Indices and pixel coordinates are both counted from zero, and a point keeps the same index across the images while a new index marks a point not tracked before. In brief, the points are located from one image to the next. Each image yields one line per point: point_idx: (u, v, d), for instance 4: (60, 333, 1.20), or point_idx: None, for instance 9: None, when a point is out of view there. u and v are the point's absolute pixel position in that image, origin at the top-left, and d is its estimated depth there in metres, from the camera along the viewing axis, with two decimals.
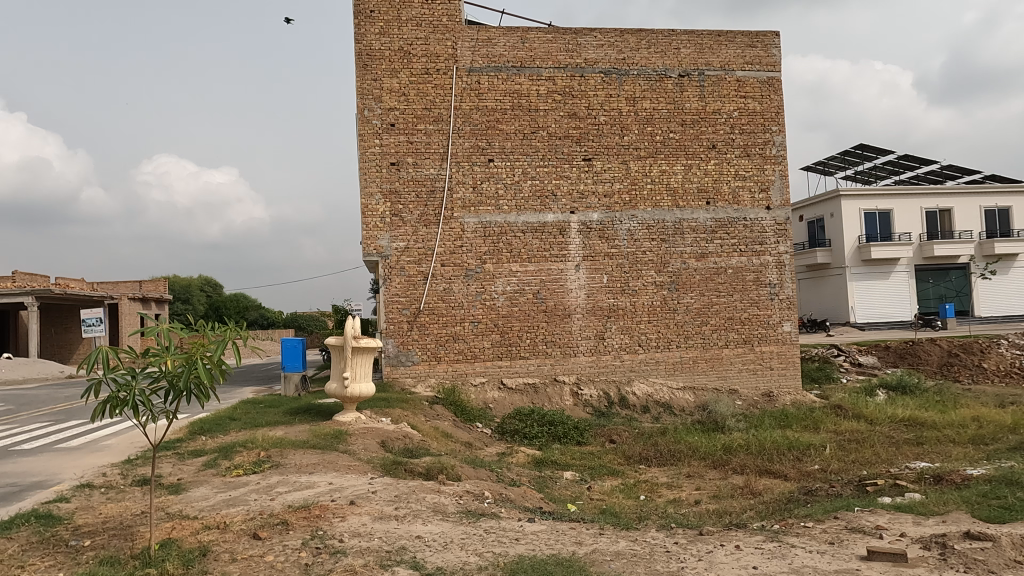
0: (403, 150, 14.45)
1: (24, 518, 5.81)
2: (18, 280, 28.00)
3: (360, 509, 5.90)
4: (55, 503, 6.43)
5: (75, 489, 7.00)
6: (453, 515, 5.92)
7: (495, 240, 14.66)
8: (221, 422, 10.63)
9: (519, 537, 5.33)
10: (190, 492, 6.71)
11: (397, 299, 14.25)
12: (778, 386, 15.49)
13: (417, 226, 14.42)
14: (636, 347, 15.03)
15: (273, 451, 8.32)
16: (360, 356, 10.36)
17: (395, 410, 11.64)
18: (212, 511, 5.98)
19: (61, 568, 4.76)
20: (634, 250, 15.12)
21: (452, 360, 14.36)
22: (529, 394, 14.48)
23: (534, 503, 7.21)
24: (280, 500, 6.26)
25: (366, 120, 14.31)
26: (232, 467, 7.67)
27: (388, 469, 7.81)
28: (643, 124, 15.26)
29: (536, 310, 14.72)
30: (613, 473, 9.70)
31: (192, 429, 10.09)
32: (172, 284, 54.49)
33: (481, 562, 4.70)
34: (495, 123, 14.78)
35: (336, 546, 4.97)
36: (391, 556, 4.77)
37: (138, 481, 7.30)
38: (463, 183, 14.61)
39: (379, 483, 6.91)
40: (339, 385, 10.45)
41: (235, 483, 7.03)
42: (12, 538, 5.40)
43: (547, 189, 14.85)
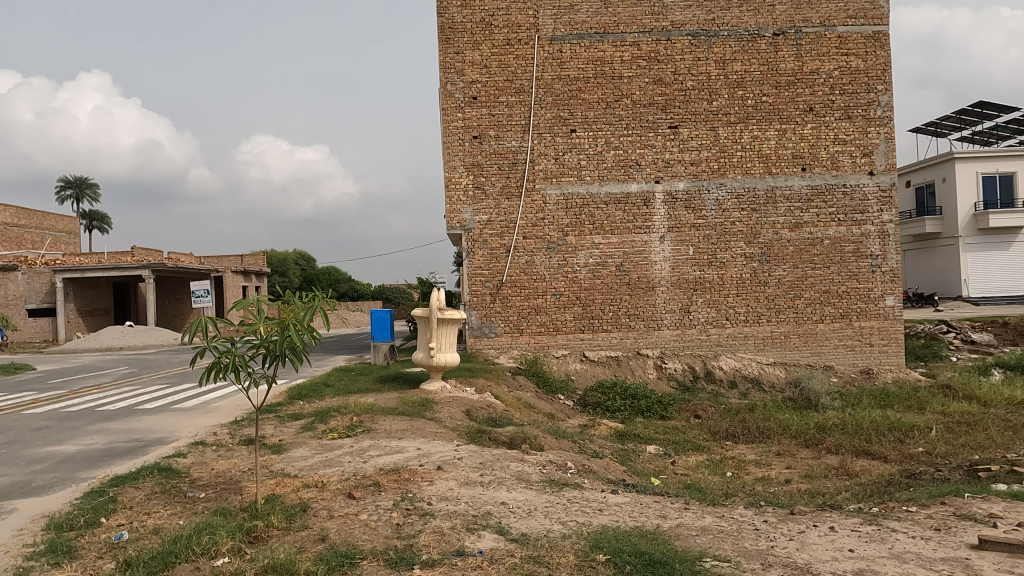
0: (485, 122, 14.49)
1: (148, 470, 6.40)
2: (137, 254, 30.51)
3: (447, 474, 6.10)
4: (175, 458, 7.04)
5: (190, 446, 7.62)
6: (537, 484, 6.01)
7: (577, 212, 14.51)
8: (317, 389, 11.23)
9: (603, 508, 5.36)
10: (290, 452, 7.15)
11: (480, 272, 14.42)
12: (878, 363, 14.60)
13: (499, 199, 14.50)
14: (724, 321, 14.58)
15: (365, 416, 8.72)
16: (445, 327, 10.62)
17: (479, 380, 11.92)
18: (310, 471, 6.37)
19: (181, 515, 5.23)
20: (723, 220, 14.57)
21: (534, 332, 14.46)
22: (612, 367, 14.36)
23: (618, 476, 7.21)
24: (372, 463, 6.57)
25: (449, 93, 14.41)
26: (328, 430, 8.11)
27: (473, 437, 8.01)
28: (733, 88, 14.55)
29: (619, 283, 14.52)
30: (698, 448, 9.52)
31: (291, 394, 10.72)
32: (269, 257, 57.62)
33: (565, 530, 4.76)
34: (578, 92, 14.53)
35: (425, 508, 5.18)
36: (477, 520, 4.92)
37: (244, 441, 7.85)
38: (545, 154, 14.52)
39: (464, 450, 7.11)
40: (425, 355, 10.76)
41: (330, 445, 7.43)
42: (139, 488, 5.98)
43: (630, 158, 14.51)
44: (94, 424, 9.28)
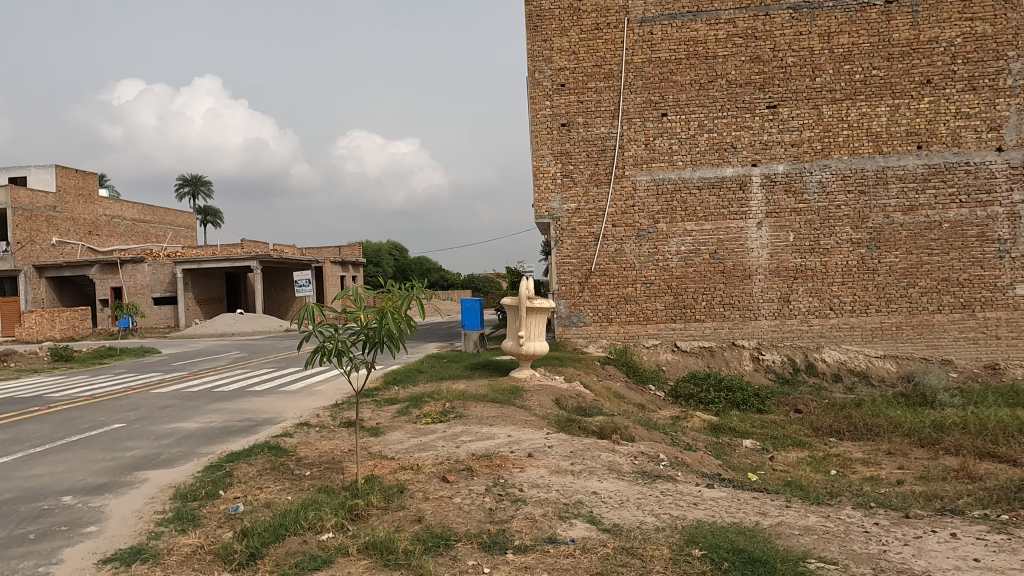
0: (573, 110, 14.36)
1: (260, 448, 6.86)
2: (246, 247, 32.62)
3: (538, 462, 6.14)
4: (283, 437, 7.50)
5: (296, 426, 8.09)
6: (629, 475, 5.94)
7: (669, 198, 14.13)
8: (411, 374, 11.60)
9: (698, 502, 5.21)
10: (387, 435, 7.44)
11: (569, 261, 14.37)
12: (1005, 358, 13.34)
13: (587, 187, 14.36)
14: (827, 311, 13.78)
15: (457, 402, 8.92)
16: (534, 316, 10.67)
17: (568, 369, 11.91)
18: (406, 454, 6.59)
19: (289, 491, 5.56)
20: (826, 204, 13.74)
21: (623, 322, 14.26)
22: (705, 358, 13.92)
23: (713, 470, 6.99)
24: (464, 448, 6.71)
25: (537, 82, 14.39)
26: (422, 415, 8.36)
27: (563, 426, 8.01)
28: (839, 62, 13.64)
29: (712, 271, 14.04)
30: (799, 444, 9.07)
31: (387, 379, 11.14)
32: (365, 248, 59.99)
33: (659, 523, 4.68)
34: (669, 74, 14.10)
35: (516, 494, 5.24)
36: (568, 508, 4.92)
37: (345, 423, 8.24)
38: (635, 140, 14.21)
39: (555, 439, 7.13)
40: (514, 344, 10.86)
41: (424, 430, 7.66)
42: (251, 464, 6.41)
43: (725, 142, 13.95)
44: (212, 404, 10.04)
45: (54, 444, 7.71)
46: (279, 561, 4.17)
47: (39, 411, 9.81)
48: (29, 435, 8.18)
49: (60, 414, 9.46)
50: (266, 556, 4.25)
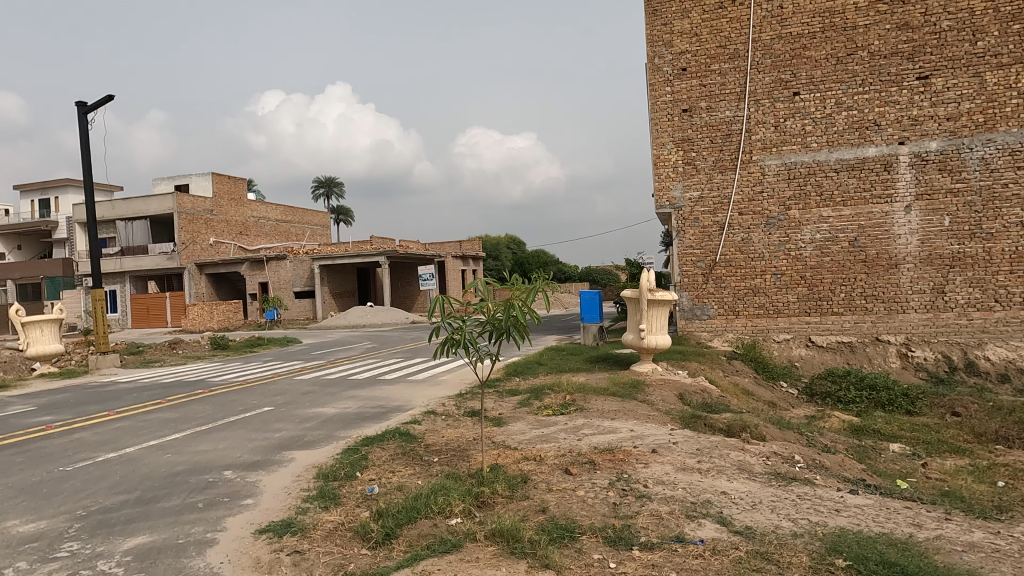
0: (696, 94, 13.83)
1: (391, 434, 7.24)
2: (375, 243, 34.50)
3: (662, 458, 5.99)
4: (412, 424, 7.87)
5: (423, 414, 8.45)
6: (761, 476, 5.64)
7: (802, 183, 13.23)
8: (531, 366, 11.74)
9: (840, 509, 4.85)
10: (510, 426, 7.58)
11: (692, 251, 13.88)
12: None
13: (711, 173, 13.77)
14: (991, 303, 12.30)
15: (577, 395, 8.91)
16: (655, 308, 10.42)
17: (692, 363, 11.52)
18: (529, 444, 6.68)
19: (420, 475, 5.82)
20: (990, 183, 12.24)
21: (751, 315, 13.57)
22: (844, 354, 12.92)
23: (855, 475, 6.48)
24: (587, 441, 6.69)
25: (656, 68, 14.02)
26: (543, 407, 8.43)
27: (688, 422, 7.77)
28: (1006, 22, 12.09)
29: (852, 260, 12.98)
30: (957, 451, 8.18)
31: (508, 370, 11.36)
32: (484, 242, 61.47)
33: (797, 528, 4.40)
34: (802, 50, 13.19)
35: (641, 490, 5.15)
36: (696, 507, 4.76)
37: (469, 412, 8.49)
38: (763, 123, 13.44)
39: (680, 435, 6.92)
40: (635, 337, 10.67)
41: (546, 421, 7.72)
42: (385, 448, 6.79)
43: (867, 119, 12.82)
44: (347, 391, 10.74)
45: (216, 423, 8.60)
46: (412, 542, 4.37)
47: (202, 394, 10.97)
48: (196, 415, 9.17)
49: (220, 397, 10.52)
50: (400, 537, 4.48)
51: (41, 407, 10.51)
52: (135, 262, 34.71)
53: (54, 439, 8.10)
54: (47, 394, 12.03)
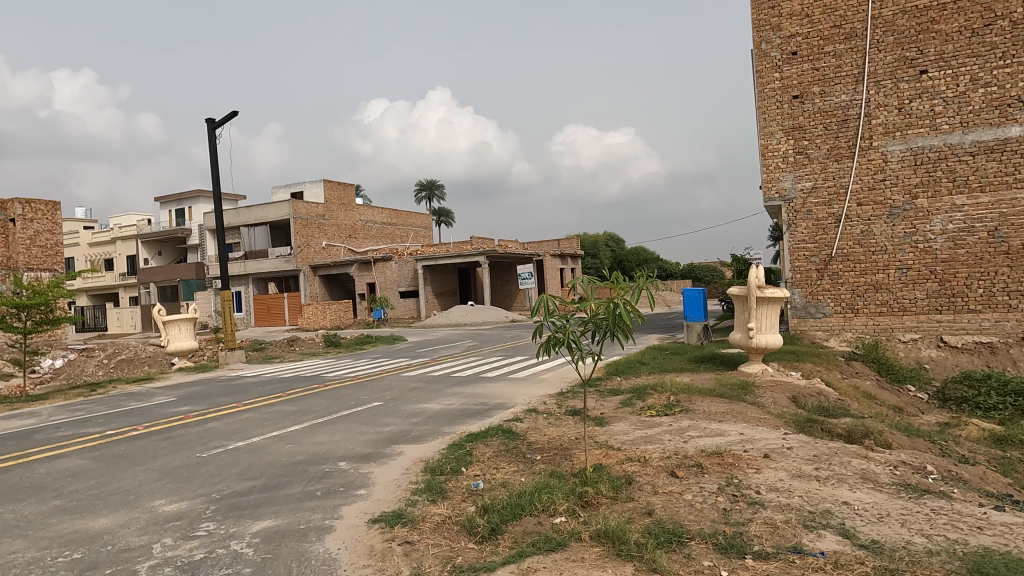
0: (808, 79, 13.11)
1: (494, 431, 7.36)
2: (475, 243, 35.20)
3: (776, 463, 5.69)
4: (514, 421, 7.96)
5: (525, 412, 8.53)
6: (888, 487, 5.22)
7: (930, 169, 12.16)
8: (633, 366, 11.55)
9: (983, 527, 4.39)
10: (612, 426, 7.48)
11: (804, 245, 13.15)
12: None
13: (826, 162, 12.97)
14: None
15: (682, 396, 8.66)
16: (765, 306, 9.94)
17: (805, 364, 10.88)
18: (633, 445, 6.56)
19: (523, 473, 5.87)
20: None
21: (873, 313, 12.63)
22: (983, 356, 11.73)
23: (1000, 490, 5.86)
24: (693, 443, 6.48)
25: (764, 53, 13.44)
26: (646, 407, 8.26)
27: (802, 426, 7.34)
28: None
29: (992, 252, 11.77)
30: None
31: (609, 370, 11.23)
32: (583, 240, 61.17)
33: (931, 546, 4.03)
34: (929, 24, 12.13)
35: (753, 496, 4.92)
36: (815, 517, 4.48)
37: (571, 411, 8.47)
38: (885, 105, 12.48)
39: (794, 440, 6.55)
40: (743, 336, 10.22)
41: (649, 422, 7.56)
42: (488, 445, 6.91)
43: (1009, 95, 11.56)
44: (451, 388, 11.04)
45: (331, 416, 9.11)
46: (517, 539, 4.42)
47: (318, 388, 11.67)
48: (313, 408, 9.76)
49: (334, 392, 11.13)
50: (505, 533, 4.54)
51: (180, 398, 11.58)
52: (257, 265, 37.48)
53: (192, 427, 8.90)
54: (185, 387, 13.26)
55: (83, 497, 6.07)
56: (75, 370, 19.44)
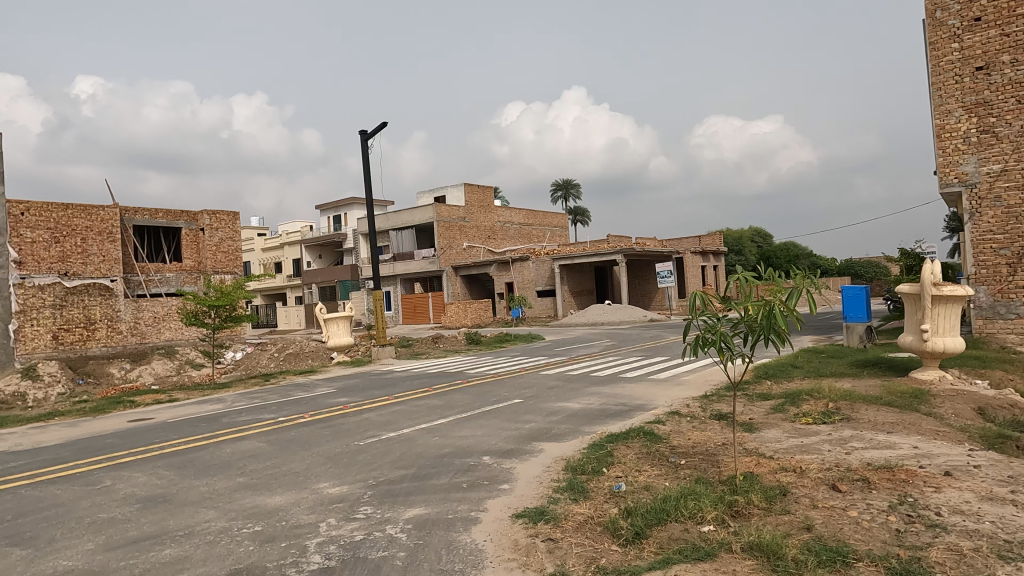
0: (994, 48, 11.92)
1: (635, 433, 7.24)
2: (612, 242, 34.89)
3: (960, 483, 5.05)
4: (655, 424, 7.77)
5: (667, 414, 8.29)
6: None
7: None
8: (784, 369, 10.84)
9: None
10: (763, 432, 7.06)
11: (991, 237, 11.85)
12: None
13: (1019, 141, 11.70)
14: None
15: (843, 403, 7.97)
16: (943, 305, 8.88)
17: (994, 372, 9.56)
18: (787, 454, 6.14)
19: (666, 478, 5.71)
20: None
21: None
22: None
23: None
24: (857, 455, 5.93)
25: (939, 22, 12.43)
26: (801, 414, 7.70)
27: (991, 442, 6.47)
28: None
29: None
30: None
31: (757, 373, 10.63)
32: (726, 237, 58.40)
33: None
34: None
35: (932, 518, 4.40)
36: (1011, 547, 3.91)
37: (716, 415, 8.11)
38: None
39: (982, 457, 5.77)
40: (916, 339, 9.17)
41: (805, 430, 7.03)
42: (629, 446, 6.81)
43: None
44: (590, 387, 11.00)
45: (474, 411, 9.44)
46: (662, 545, 4.30)
47: (461, 384, 12.15)
48: (457, 403, 10.17)
49: (476, 388, 11.53)
50: (650, 538, 4.43)
51: (340, 390, 12.58)
52: (405, 266, 39.86)
53: (350, 417, 9.65)
54: (344, 379, 14.41)
55: (261, 476, 6.78)
56: (253, 361, 21.80)
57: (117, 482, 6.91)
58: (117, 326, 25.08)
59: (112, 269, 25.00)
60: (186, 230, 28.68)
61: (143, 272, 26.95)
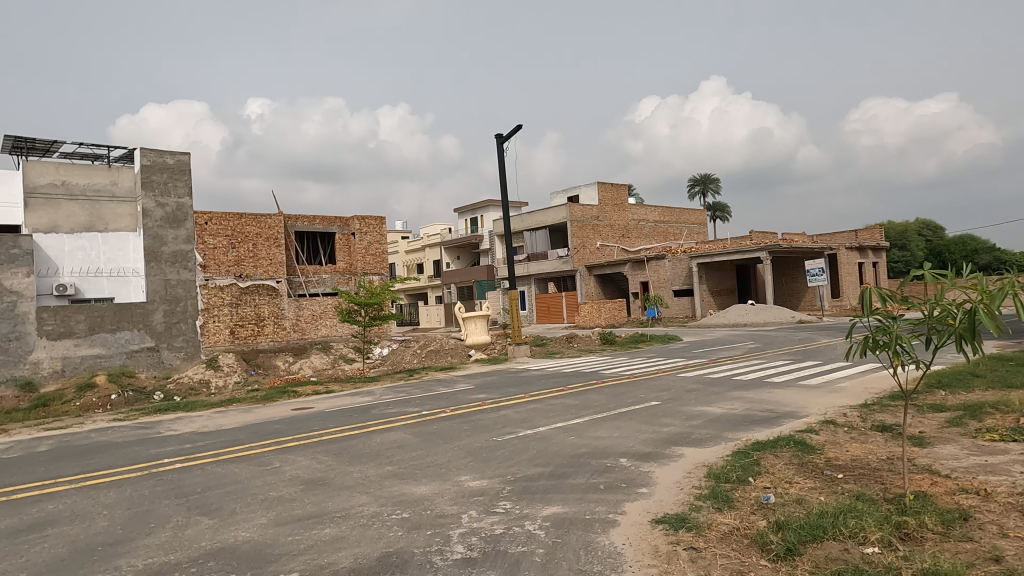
0: None
1: (785, 442, 6.79)
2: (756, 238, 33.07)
3: None
4: (808, 433, 7.24)
5: (821, 423, 7.70)
6: None
7: None
8: (963, 378, 9.66)
9: None
10: (937, 448, 6.32)
11: None
12: None
13: None
14: None
15: None
16: None
17: None
18: (968, 474, 5.45)
19: (821, 492, 5.29)
20: None
21: None
22: None
23: None
24: None
25: None
26: (984, 429, 6.81)
27: None
28: None
29: None
30: None
31: (929, 381, 9.55)
32: (888, 230, 53.11)
33: None
34: None
35: None
36: None
37: (879, 427, 7.39)
38: None
39: None
40: None
41: (990, 448, 6.21)
42: (778, 456, 6.40)
43: None
44: (733, 391, 10.48)
45: (610, 412, 9.35)
46: (818, 564, 3.99)
47: (596, 384, 12.09)
48: (593, 403, 10.12)
49: (612, 388, 11.42)
50: (804, 555, 4.13)
51: (478, 387, 13.01)
52: (539, 266, 40.42)
53: (489, 413, 9.94)
54: (482, 376, 14.89)
55: (408, 466, 7.17)
56: (398, 357, 23.17)
57: (284, 464, 7.64)
58: (282, 323, 27.83)
59: (278, 271, 27.97)
60: (340, 235, 31.01)
61: (303, 274, 29.62)
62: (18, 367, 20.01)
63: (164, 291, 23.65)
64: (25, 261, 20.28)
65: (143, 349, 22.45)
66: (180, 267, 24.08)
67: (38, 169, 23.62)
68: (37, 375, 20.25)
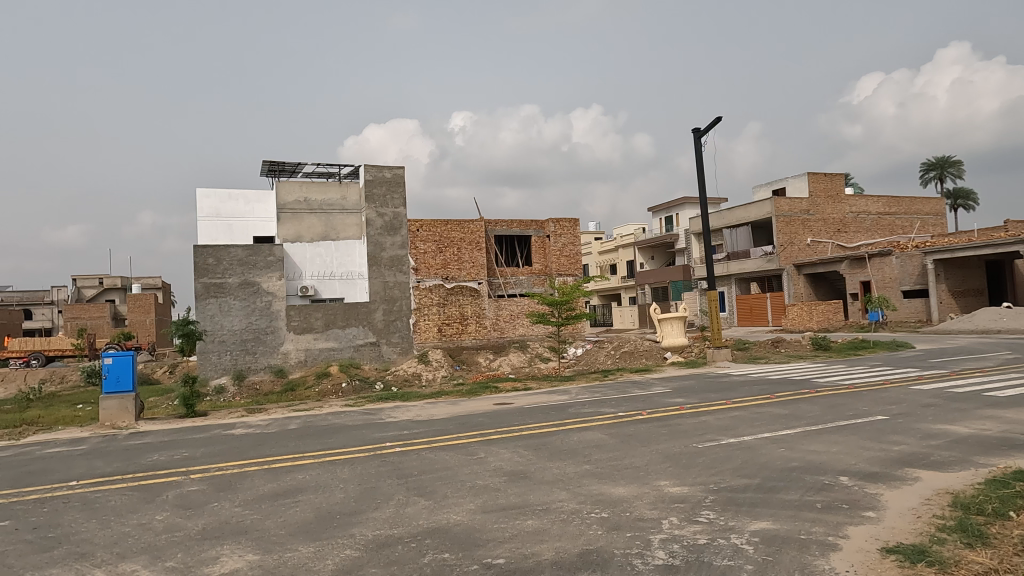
0: None
1: None
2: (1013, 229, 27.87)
3: None
4: None
5: None
6: None
7: None
8: None
9: None
10: None
11: None
12: None
13: None
14: None
15: None
16: None
17: None
18: None
19: None
20: None
21: None
22: None
23: None
24: None
25: None
26: None
27: None
28: None
29: None
30: None
31: None
32: None
33: None
34: None
35: None
36: None
37: None
38: None
39: None
40: None
41: None
42: None
43: None
44: (986, 410, 8.92)
45: (827, 425, 8.49)
46: None
47: (808, 393, 11.08)
48: (805, 414, 9.28)
49: (828, 399, 10.38)
50: None
51: (675, 390, 12.63)
52: (741, 266, 38.12)
53: (688, 418, 9.60)
54: (679, 380, 14.42)
55: (605, 466, 7.20)
56: (592, 358, 23.40)
57: (489, 455, 8.11)
58: (483, 322, 29.58)
59: (479, 273, 29.64)
60: (536, 238, 32.07)
61: (502, 276, 31.12)
62: (273, 356, 23.86)
63: (384, 292, 26.26)
64: (278, 267, 24.15)
65: (367, 343, 25.33)
66: (396, 270, 26.65)
67: (287, 188, 27.77)
68: (287, 363, 23.98)
